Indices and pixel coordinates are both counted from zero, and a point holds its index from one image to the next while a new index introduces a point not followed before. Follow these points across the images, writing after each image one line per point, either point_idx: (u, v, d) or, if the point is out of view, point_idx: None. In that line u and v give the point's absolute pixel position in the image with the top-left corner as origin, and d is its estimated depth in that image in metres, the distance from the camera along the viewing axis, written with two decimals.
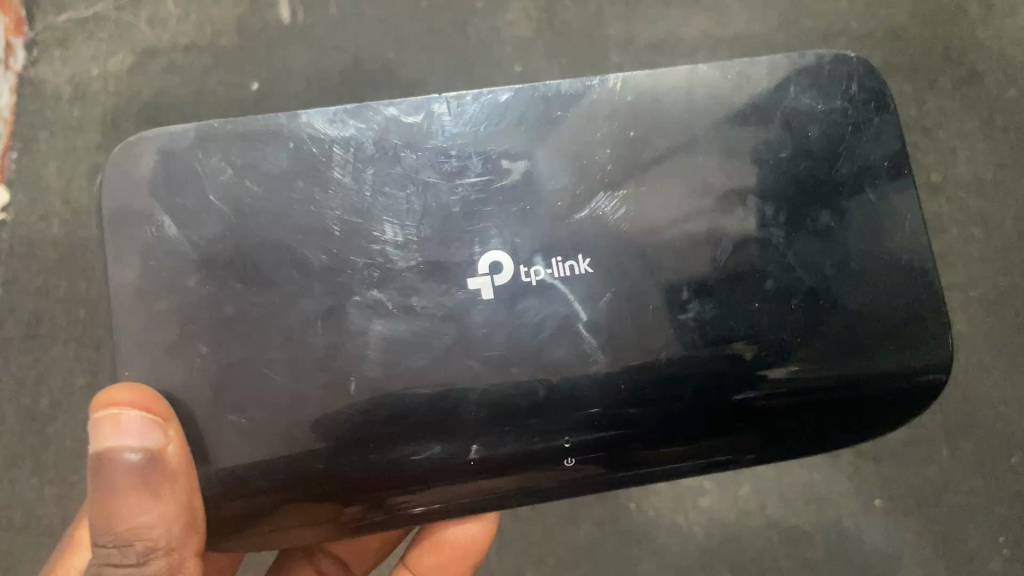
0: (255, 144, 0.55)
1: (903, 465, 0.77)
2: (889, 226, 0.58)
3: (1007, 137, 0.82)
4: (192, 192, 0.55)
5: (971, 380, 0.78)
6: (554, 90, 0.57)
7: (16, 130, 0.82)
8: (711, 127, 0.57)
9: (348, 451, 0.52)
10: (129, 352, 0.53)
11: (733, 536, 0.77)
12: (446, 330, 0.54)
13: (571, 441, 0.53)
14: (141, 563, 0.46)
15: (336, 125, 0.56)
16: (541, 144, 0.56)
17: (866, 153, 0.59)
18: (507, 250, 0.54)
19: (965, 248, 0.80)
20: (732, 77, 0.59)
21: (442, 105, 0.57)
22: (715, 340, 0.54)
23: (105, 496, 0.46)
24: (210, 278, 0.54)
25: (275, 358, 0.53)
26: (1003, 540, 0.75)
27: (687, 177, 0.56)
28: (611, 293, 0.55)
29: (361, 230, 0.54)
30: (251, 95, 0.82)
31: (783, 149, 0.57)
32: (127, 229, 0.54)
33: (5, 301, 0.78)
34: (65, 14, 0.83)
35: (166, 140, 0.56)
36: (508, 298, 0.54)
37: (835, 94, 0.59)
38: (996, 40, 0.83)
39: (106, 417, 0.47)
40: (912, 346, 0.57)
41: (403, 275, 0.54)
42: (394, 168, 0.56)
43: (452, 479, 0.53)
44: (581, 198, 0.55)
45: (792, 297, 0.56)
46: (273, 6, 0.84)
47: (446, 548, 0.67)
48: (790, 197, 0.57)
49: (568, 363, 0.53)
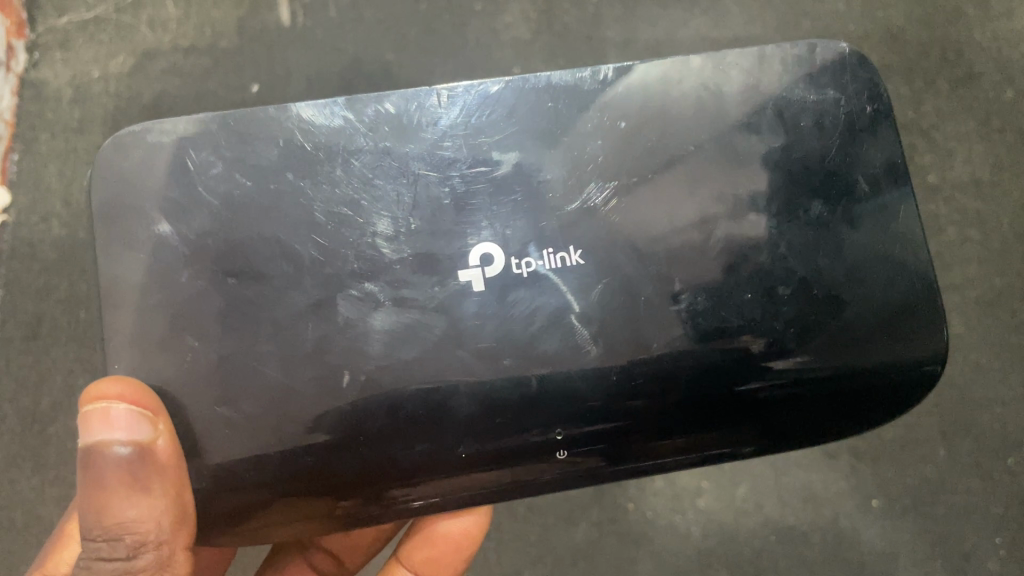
0: (248, 137, 0.56)
1: (900, 465, 0.77)
2: (880, 218, 0.58)
3: (1005, 137, 0.82)
4: (183, 186, 0.55)
5: (969, 380, 0.78)
6: (544, 83, 0.58)
7: (16, 131, 0.82)
8: (703, 120, 0.58)
9: (340, 445, 0.52)
10: (121, 346, 0.53)
11: (731, 537, 0.76)
12: (436, 321, 0.54)
13: (563, 434, 0.53)
14: (130, 557, 0.46)
15: (326, 118, 0.56)
16: (532, 137, 0.57)
17: (858, 146, 0.59)
18: (498, 242, 0.55)
19: (963, 248, 0.80)
20: (724, 69, 0.59)
21: (433, 97, 0.57)
22: (707, 333, 0.54)
23: (94, 490, 0.46)
24: (202, 271, 0.54)
25: (267, 349, 0.53)
26: (1000, 541, 0.75)
27: (679, 172, 0.56)
28: (604, 284, 0.55)
29: (352, 223, 0.55)
30: (250, 97, 0.83)
31: (775, 141, 0.57)
32: (119, 222, 0.54)
33: (5, 301, 0.79)
34: (67, 16, 0.84)
35: (157, 135, 0.56)
36: (499, 289, 0.54)
37: (827, 85, 0.59)
38: (993, 41, 0.83)
39: (95, 411, 0.47)
40: (906, 337, 0.56)
41: (394, 267, 0.54)
42: (384, 160, 0.56)
43: (444, 472, 0.53)
44: (571, 189, 0.56)
45: (784, 289, 0.56)
46: (272, 8, 0.85)
47: (439, 541, 0.66)
48: (781, 190, 0.57)
49: (560, 354, 0.54)
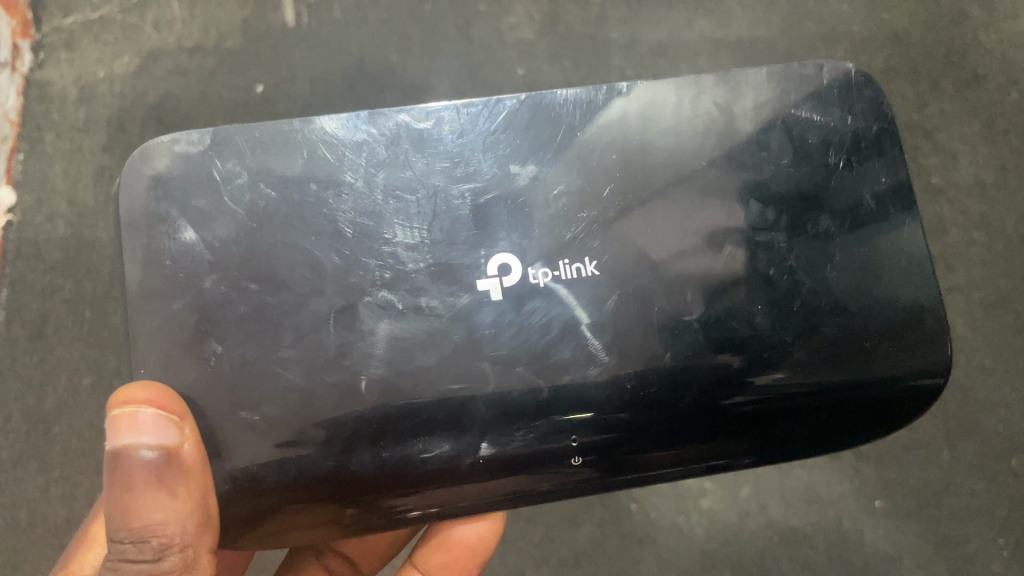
0: (271, 149, 0.56)
1: (904, 466, 0.78)
2: (888, 231, 0.59)
3: (1008, 140, 0.83)
4: (207, 194, 0.55)
5: (971, 382, 0.79)
6: (560, 98, 0.58)
7: (22, 131, 0.82)
8: (710, 134, 0.58)
9: (359, 450, 0.53)
10: (145, 352, 0.53)
11: (735, 536, 0.78)
12: (455, 330, 0.54)
13: (578, 441, 0.54)
14: (156, 559, 0.46)
15: (348, 131, 0.57)
16: (549, 151, 0.57)
17: (866, 161, 0.59)
18: (515, 252, 0.55)
19: (966, 250, 0.81)
20: (733, 84, 0.60)
21: (450, 112, 0.58)
22: (720, 342, 0.55)
23: (120, 492, 0.46)
24: (225, 279, 0.54)
25: (288, 357, 0.54)
26: (1003, 542, 0.76)
27: (691, 183, 0.57)
28: (617, 294, 0.55)
29: (372, 233, 0.55)
30: (256, 97, 0.83)
31: (784, 155, 0.58)
32: (143, 230, 0.55)
33: (11, 301, 0.79)
34: (72, 16, 0.84)
35: (183, 145, 0.56)
36: (516, 298, 0.55)
37: (834, 103, 0.60)
38: (997, 44, 0.84)
39: (123, 414, 0.47)
40: (911, 347, 0.57)
41: (413, 276, 0.55)
42: (404, 172, 0.56)
43: (460, 480, 0.53)
44: (587, 200, 0.56)
45: (794, 300, 0.56)
46: (278, 9, 0.85)
47: (453, 546, 0.67)
48: (792, 201, 0.58)
49: (575, 362, 0.54)
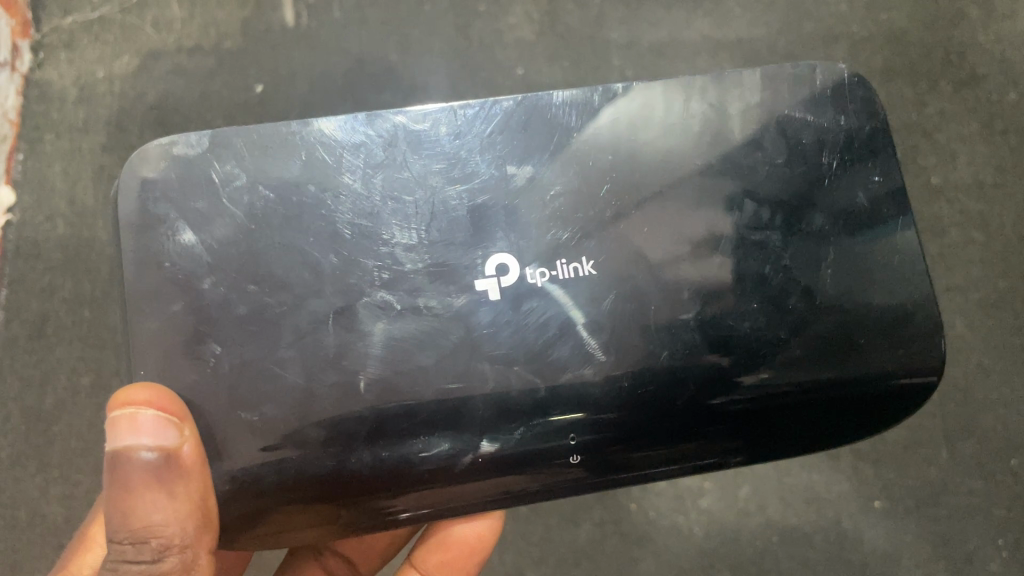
0: (269, 151, 0.56)
1: (903, 466, 0.78)
2: (883, 230, 0.59)
3: (1007, 140, 0.83)
4: (206, 196, 0.55)
5: (971, 382, 0.79)
6: (556, 99, 0.58)
7: (21, 131, 0.82)
8: (705, 134, 0.58)
9: (357, 449, 0.53)
10: (145, 353, 0.53)
11: (734, 536, 0.78)
12: (453, 329, 0.54)
13: (576, 439, 0.54)
14: (155, 560, 0.46)
15: (345, 132, 0.57)
16: (546, 152, 0.57)
17: (860, 161, 0.60)
18: (512, 252, 0.55)
19: (965, 250, 0.81)
20: (728, 84, 0.60)
21: (446, 113, 0.58)
22: (717, 341, 0.55)
23: (120, 493, 0.46)
24: (224, 280, 0.54)
25: (287, 356, 0.54)
26: (1003, 542, 0.76)
27: (687, 183, 0.57)
28: (614, 293, 0.55)
29: (371, 234, 0.55)
30: (255, 97, 0.83)
31: (779, 155, 0.58)
32: (142, 231, 0.55)
33: (11, 301, 0.79)
34: (72, 16, 0.84)
35: (181, 148, 0.56)
36: (514, 298, 0.55)
37: (828, 103, 0.60)
38: (996, 44, 0.84)
39: (122, 416, 0.48)
40: (907, 344, 0.57)
41: (411, 277, 0.55)
42: (401, 174, 0.56)
43: (458, 478, 0.53)
44: (585, 201, 0.56)
45: (790, 299, 0.57)
46: (277, 9, 0.85)
47: (452, 545, 0.67)
48: (788, 201, 0.58)
49: (572, 361, 0.54)
